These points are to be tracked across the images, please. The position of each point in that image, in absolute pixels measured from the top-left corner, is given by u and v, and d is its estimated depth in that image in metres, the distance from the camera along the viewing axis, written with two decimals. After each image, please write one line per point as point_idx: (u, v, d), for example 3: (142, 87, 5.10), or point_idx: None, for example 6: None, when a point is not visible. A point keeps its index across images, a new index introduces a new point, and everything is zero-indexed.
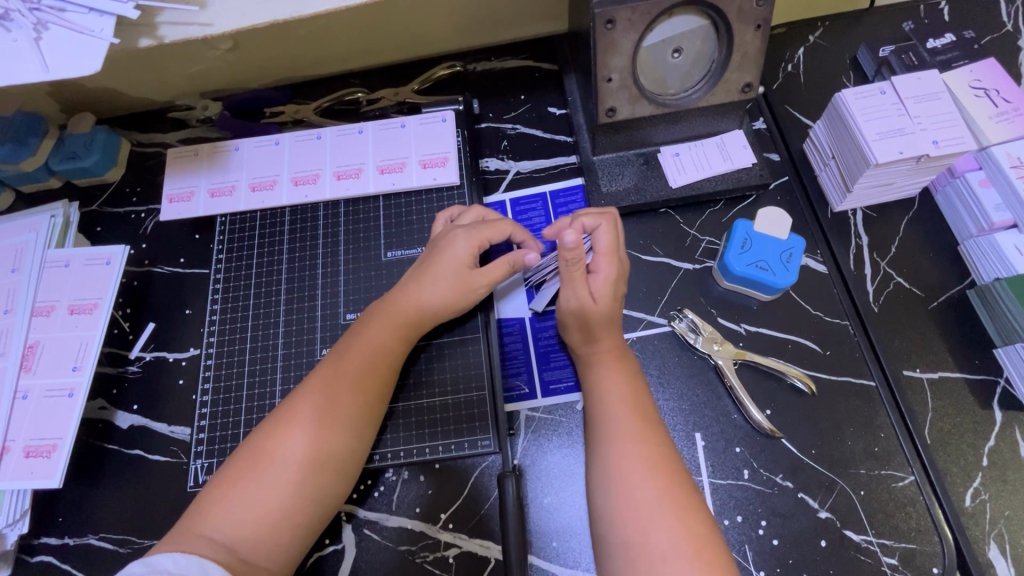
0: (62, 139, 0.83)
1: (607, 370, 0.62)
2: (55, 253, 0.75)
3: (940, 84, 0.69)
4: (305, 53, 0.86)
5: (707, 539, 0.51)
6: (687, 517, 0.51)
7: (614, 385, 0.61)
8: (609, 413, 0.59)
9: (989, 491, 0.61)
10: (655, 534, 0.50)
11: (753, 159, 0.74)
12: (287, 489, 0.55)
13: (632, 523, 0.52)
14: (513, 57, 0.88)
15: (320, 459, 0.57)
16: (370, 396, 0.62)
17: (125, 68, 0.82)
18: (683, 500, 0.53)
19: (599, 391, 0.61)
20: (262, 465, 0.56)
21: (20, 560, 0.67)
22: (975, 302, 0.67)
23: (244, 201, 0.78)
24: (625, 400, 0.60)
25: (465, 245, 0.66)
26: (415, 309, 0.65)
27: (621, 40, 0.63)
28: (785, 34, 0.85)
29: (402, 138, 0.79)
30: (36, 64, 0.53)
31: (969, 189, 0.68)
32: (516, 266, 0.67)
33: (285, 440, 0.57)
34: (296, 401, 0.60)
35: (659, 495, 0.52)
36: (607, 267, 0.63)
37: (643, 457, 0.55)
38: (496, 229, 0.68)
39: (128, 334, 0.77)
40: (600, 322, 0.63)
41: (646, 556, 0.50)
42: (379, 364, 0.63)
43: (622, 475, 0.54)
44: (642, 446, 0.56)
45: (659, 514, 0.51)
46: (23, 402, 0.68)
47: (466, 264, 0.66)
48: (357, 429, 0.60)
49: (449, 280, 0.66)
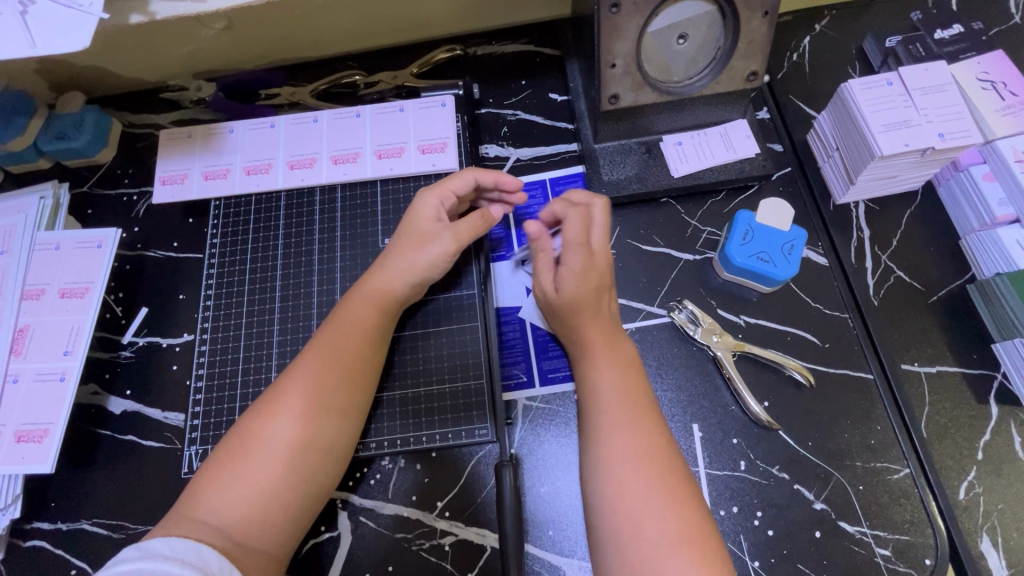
0: (51, 118, 0.82)
1: (604, 357, 0.61)
2: (45, 235, 0.74)
3: (947, 76, 0.68)
4: (301, 33, 0.84)
5: (699, 525, 0.51)
6: (679, 505, 0.52)
7: (608, 373, 0.60)
8: (605, 401, 0.58)
9: (983, 484, 0.61)
10: (647, 522, 0.50)
11: (756, 149, 0.73)
12: (276, 472, 0.54)
13: (624, 511, 0.51)
14: (514, 41, 0.86)
15: (307, 441, 0.56)
16: (357, 378, 0.61)
17: (116, 46, 0.80)
18: (675, 488, 0.53)
19: (594, 379, 0.61)
20: (249, 448, 0.55)
21: (12, 545, 0.67)
22: (975, 297, 0.67)
23: (239, 184, 0.77)
24: (618, 387, 0.59)
25: (427, 202, 0.67)
26: (394, 286, 0.65)
27: (626, 25, 0.61)
28: (791, 23, 0.83)
29: (401, 122, 0.77)
30: (23, 38, 0.51)
31: (973, 182, 0.68)
32: (486, 219, 0.66)
33: (271, 422, 0.56)
34: (282, 382, 0.59)
35: (652, 485, 0.52)
36: (575, 256, 0.62)
37: (636, 445, 0.55)
38: (458, 179, 0.67)
39: (120, 319, 0.76)
40: (578, 313, 0.62)
41: (637, 542, 0.50)
42: (366, 345, 0.62)
43: (614, 462, 0.54)
44: (637, 434, 0.55)
45: (652, 502, 0.51)
46: (14, 386, 0.67)
47: (431, 219, 0.67)
48: (346, 411, 0.60)
49: (413, 233, 0.67)
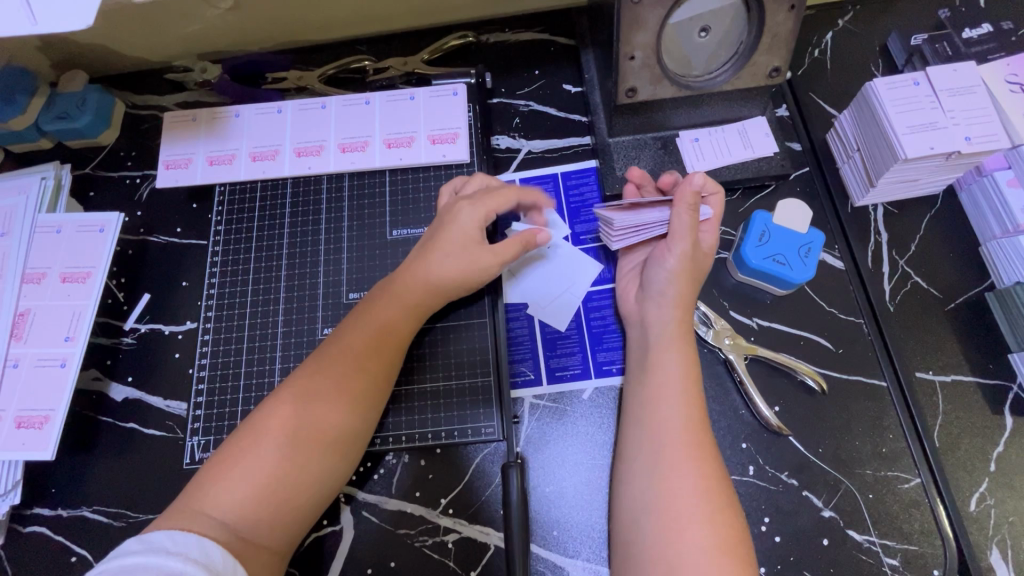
0: (53, 97, 0.79)
1: (664, 356, 0.59)
2: (46, 218, 0.72)
3: (977, 77, 0.66)
4: (310, 16, 0.81)
5: (736, 539, 0.50)
6: (720, 513, 0.50)
7: (672, 372, 0.58)
8: (660, 402, 0.56)
9: (994, 496, 0.61)
10: (685, 530, 0.49)
11: (774, 148, 0.71)
12: (284, 464, 0.54)
13: (664, 512, 0.51)
14: (528, 29, 0.84)
15: (316, 434, 0.56)
16: (374, 374, 0.60)
17: (119, 24, 0.78)
18: (719, 496, 0.51)
19: (656, 373, 0.58)
20: (260, 441, 0.54)
21: (12, 530, 0.66)
22: (993, 305, 0.66)
23: (245, 170, 0.75)
24: (679, 385, 0.57)
25: (471, 217, 0.64)
26: (419, 288, 0.64)
27: (648, 15, 0.59)
28: (814, 18, 0.81)
29: (411, 111, 0.75)
30: (25, 16, 0.49)
31: (997, 188, 0.66)
32: (529, 245, 0.66)
33: (283, 415, 0.55)
34: (299, 373, 0.59)
35: (697, 495, 0.51)
36: (714, 234, 0.64)
37: (689, 450, 0.53)
38: (502, 199, 0.66)
39: (122, 304, 0.75)
40: (698, 274, 0.63)
41: (675, 545, 0.49)
42: (383, 341, 0.61)
43: (667, 466, 0.53)
44: (689, 439, 0.54)
45: (693, 507, 0.50)
46: (14, 371, 0.66)
47: (473, 237, 0.64)
48: (360, 406, 0.59)
49: (455, 252, 0.64)
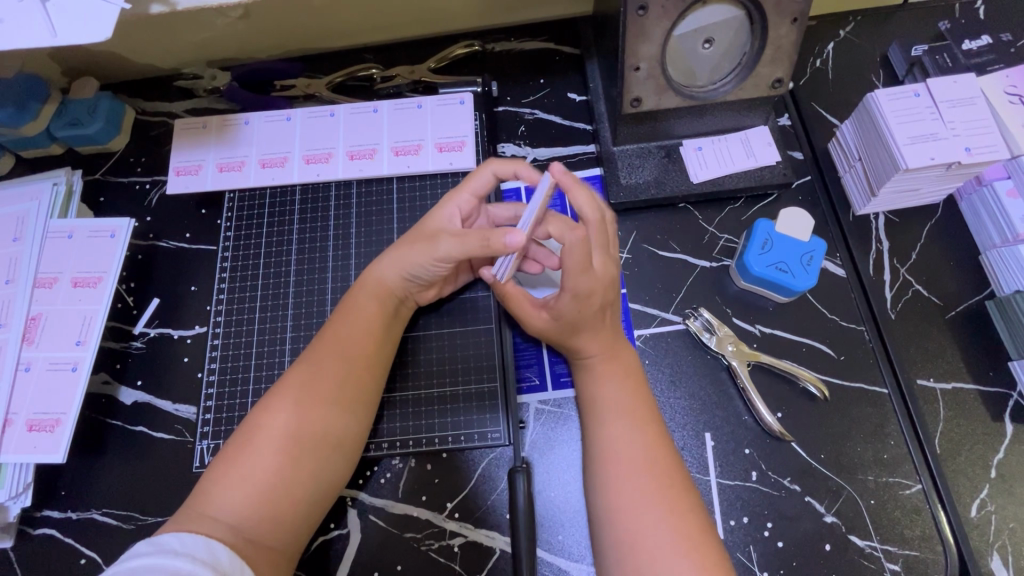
0: (64, 104, 0.81)
1: (605, 372, 0.61)
2: (58, 223, 0.73)
3: (977, 88, 0.67)
4: (319, 24, 0.83)
5: (706, 540, 0.51)
6: (683, 515, 0.52)
7: (612, 386, 0.60)
8: (609, 415, 0.59)
9: (995, 502, 0.61)
10: (648, 534, 0.51)
11: (777, 157, 0.72)
12: (280, 466, 0.54)
13: (627, 515, 0.52)
14: (533, 39, 0.85)
15: (308, 434, 0.56)
16: (362, 375, 0.61)
17: (131, 33, 0.79)
18: (677, 491, 0.54)
19: (597, 388, 0.61)
20: (255, 441, 0.55)
21: (22, 532, 0.67)
22: (993, 313, 0.67)
23: (255, 177, 0.76)
24: (621, 397, 0.59)
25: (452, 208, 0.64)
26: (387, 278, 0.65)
27: (653, 27, 0.60)
28: (816, 28, 0.82)
29: (419, 119, 0.76)
30: (45, 28, 0.50)
31: (996, 198, 0.67)
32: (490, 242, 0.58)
33: (274, 416, 0.56)
34: (287, 378, 0.59)
35: (655, 499, 0.53)
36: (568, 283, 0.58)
37: (642, 459, 0.55)
38: (481, 173, 0.65)
39: (132, 308, 0.76)
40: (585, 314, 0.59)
41: (642, 547, 0.51)
42: (368, 340, 0.63)
43: (622, 475, 0.54)
44: (642, 448, 0.56)
45: (653, 505, 0.52)
46: (26, 375, 0.67)
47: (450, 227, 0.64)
48: (349, 407, 0.60)
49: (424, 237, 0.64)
